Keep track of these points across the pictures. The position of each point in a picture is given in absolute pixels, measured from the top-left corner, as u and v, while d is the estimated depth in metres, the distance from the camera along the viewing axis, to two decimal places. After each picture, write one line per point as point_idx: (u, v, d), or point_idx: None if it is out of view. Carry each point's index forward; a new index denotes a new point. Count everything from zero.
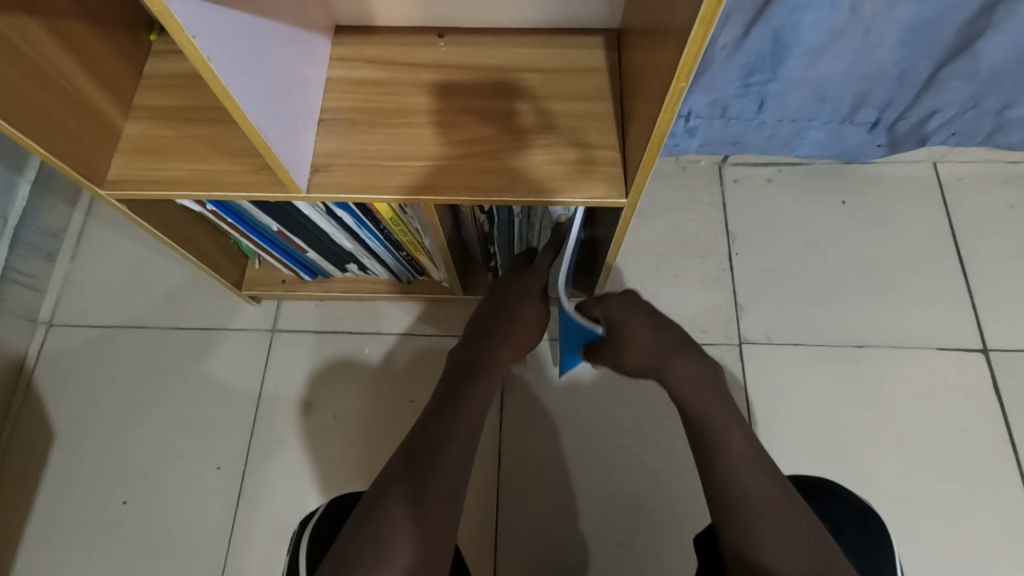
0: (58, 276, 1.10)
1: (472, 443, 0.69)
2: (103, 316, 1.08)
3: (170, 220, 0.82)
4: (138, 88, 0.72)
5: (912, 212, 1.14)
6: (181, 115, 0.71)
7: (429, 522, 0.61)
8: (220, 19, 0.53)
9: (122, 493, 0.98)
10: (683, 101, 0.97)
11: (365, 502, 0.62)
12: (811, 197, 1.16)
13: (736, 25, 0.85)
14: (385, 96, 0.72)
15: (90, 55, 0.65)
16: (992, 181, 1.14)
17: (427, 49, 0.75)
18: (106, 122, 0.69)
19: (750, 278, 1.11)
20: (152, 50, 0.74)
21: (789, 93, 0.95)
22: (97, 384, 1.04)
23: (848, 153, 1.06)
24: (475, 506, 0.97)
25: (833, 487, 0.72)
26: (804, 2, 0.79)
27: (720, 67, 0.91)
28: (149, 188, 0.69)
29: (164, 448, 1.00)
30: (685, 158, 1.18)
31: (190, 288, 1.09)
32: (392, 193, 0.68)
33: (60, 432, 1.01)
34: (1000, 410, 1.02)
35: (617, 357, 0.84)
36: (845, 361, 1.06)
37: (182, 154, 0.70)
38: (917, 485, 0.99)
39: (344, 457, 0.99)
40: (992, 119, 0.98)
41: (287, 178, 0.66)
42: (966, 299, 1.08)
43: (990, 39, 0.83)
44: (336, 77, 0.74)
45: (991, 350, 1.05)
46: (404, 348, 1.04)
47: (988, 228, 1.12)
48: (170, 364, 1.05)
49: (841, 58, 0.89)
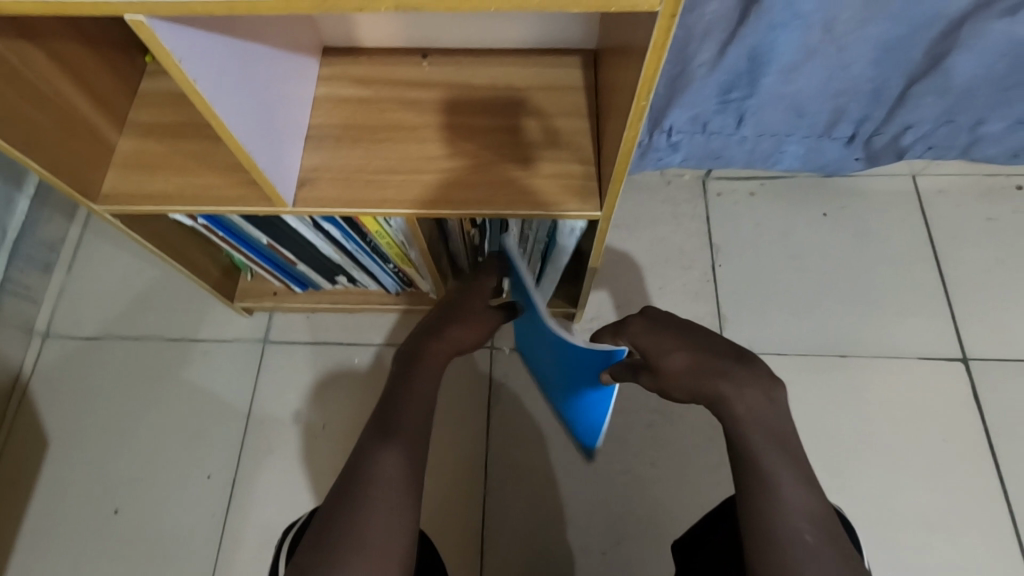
0: (56, 288, 1.13)
1: (417, 434, 0.67)
2: (98, 327, 1.10)
3: (164, 234, 0.85)
4: (132, 107, 0.75)
5: (893, 223, 1.16)
6: (173, 134, 0.73)
7: (378, 525, 0.59)
8: (218, 45, 0.55)
9: (115, 500, 1.00)
10: (664, 117, 0.99)
11: (317, 517, 0.61)
12: (793, 209, 1.18)
13: (712, 44, 0.87)
14: (370, 114, 0.74)
15: (87, 76, 0.68)
16: (971, 193, 1.16)
17: (411, 68, 0.77)
18: (101, 140, 0.71)
19: (733, 289, 1.13)
20: (146, 71, 0.77)
21: (767, 109, 0.97)
22: (92, 394, 1.06)
23: (827, 166, 1.09)
24: (461, 514, 0.99)
25: None
26: (776, 23, 0.82)
27: (699, 85, 0.93)
28: (141, 204, 0.71)
29: (157, 456, 1.02)
30: (670, 172, 1.20)
31: (184, 299, 1.12)
32: (372, 206, 0.70)
33: (56, 441, 1.04)
34: (979, 419, 1.03)
35: (659, 388, 0.71)
36: (827, 370, 1.08)
37: (172, 171, 0.72)
38: (897, 493, 1.00)
39: (333, 466, 1.01)
40: (966, 134, 1.00)
41: (274, 195, 0.68)
42: (946, 309, 1.10)
43: (959, 56, 0.86)
44: (322, 97, 0.76)
45: (971, 359, 1.07)
46: (393, 358, 1.06)
47: (967, 240, 1.14)
48: (164, 374, 1.07)
49: (815, 75, 0.91)
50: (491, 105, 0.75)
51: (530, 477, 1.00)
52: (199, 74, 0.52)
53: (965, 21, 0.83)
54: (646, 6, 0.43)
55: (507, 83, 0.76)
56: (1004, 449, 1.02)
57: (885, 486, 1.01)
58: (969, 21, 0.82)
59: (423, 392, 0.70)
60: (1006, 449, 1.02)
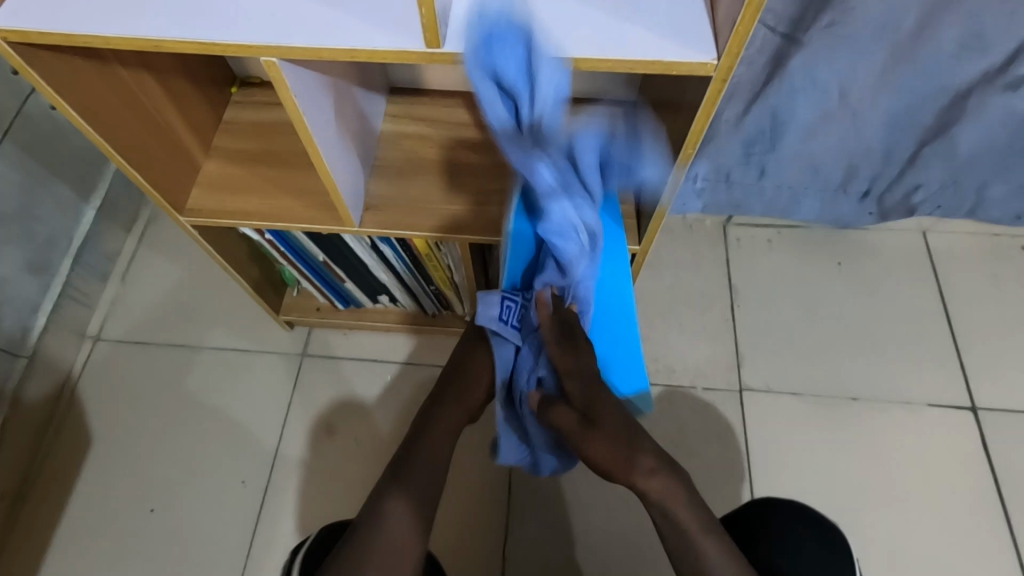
0: (109, 295, 1.19)
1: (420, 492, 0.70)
2: (147, 334, 1.16)
3: (229, 247, 0.92)
4: (217, 133, 0.83)
5: (904, 276, 1.22)
6: (254, 158, 0.82)
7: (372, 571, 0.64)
8: (318, 83, 0.62)
9: (151, 501, 1.04)
10: (691, 165, 1.07)
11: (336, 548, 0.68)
12: (808, 258, 1.24)
13: (738, 103, 0.96)
14: (429, 149, 0.82)
15: (187, 103, 0.76)
16: (978, 252, 1.23)
17: (469, 110, 0.85)
18: (191, 161, 0.79)
19: (751, 330, 1.18)
20: (231, 100, 0.86)
21: (787, 164, 1.05)
22: (137, 397, 1.11)
23: (841, 220, 1.16)
24: (482, 533, 1.02)
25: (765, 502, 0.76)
26: (797, 88, 0.91)
27: (725, 138, 1.01)
28: (221, 218, 0.79)
29: (193, 461, 1.07)
30: (692, 218, 1.27)
31: (230, 311, 1.18)
32: (431, 231, 0.77)
33: (100, 440, 1.08)
34: (988, 467, 1.07)
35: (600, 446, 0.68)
36: (841, 412, 1.12)
37: (251, 192, 0.80)
38: (909, 537, 1.03)
39: (361, 478, 1.05)
40: (972, 196, 1.08)
41: (346, 215, 0.75)
42: (955, 359, 1.15)
43: (965, 126, 0.95)
44: (388, 132, 0.84)
45: (980, 409, 1.11)
46: (423, 377, 1.12)
47: (974, 294, 1.20)
48: (206, 382, 1.13)
49: (832, 135, 0.99)
50: None
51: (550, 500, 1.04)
52: (306, 106, 0.59)
53: (969, 94, 0.91)
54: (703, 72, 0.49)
55: None
56: (1014, 499, 1.05)
57: (897, 530, 1.04)
58: (974, 93, 0.90)
59: (431, 452, 0.72)
60: (1015, 499, 1.04)
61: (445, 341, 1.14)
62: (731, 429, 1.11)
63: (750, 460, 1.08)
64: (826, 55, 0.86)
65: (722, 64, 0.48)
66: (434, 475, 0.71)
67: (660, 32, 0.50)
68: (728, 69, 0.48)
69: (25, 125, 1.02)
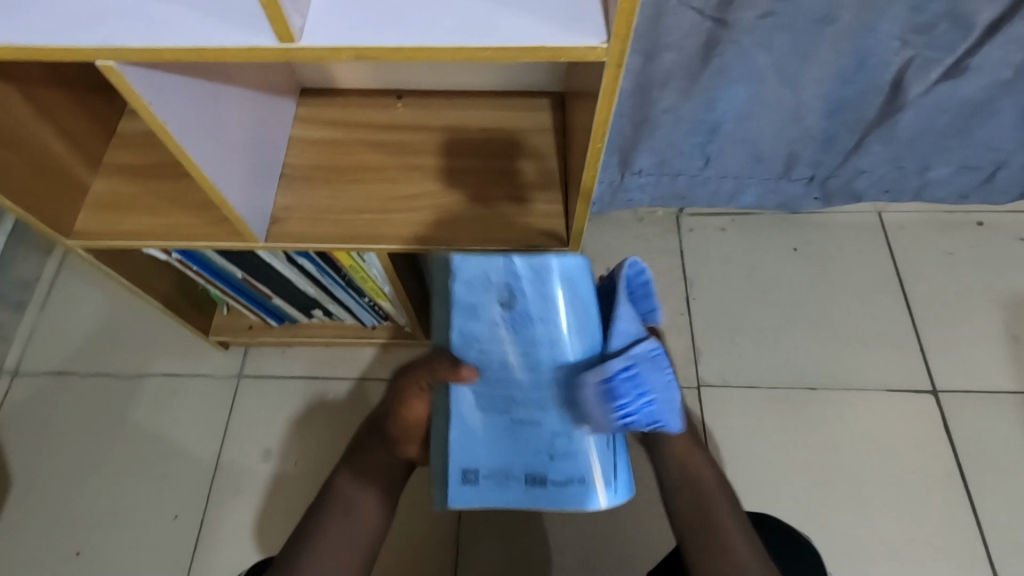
0: (27, 324, 1.12)
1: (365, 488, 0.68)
2: (67, 363, 1.09)
3: (135, 268, 0.85)
4: (108, 147, 0.77)
5: (858, 258, 1.19)
6: (148, 172, 0.75)
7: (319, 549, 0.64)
8: (188, 90, 0.56)
9: (77, 543, 0.97)
10: (634, 159, 1.03)
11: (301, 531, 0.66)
12: (762, 245, 1.21)
13: (676, 91, 0.90)
14: (343, 153, 0.76)
15: (63, 118, 0.69)
16: (931, 229, 1.21)
17: (385, 110, 0.79)
18: (76, 178, 0.72)
19: (707, 322, 1.15)
20: (125, 111, 0.79)
21: (729, 152, 1.01)
22: (58, 432, 1.04)
23: (787, 205, 1.12)
24: (434, 554, 0.97)
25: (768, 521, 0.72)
26: (733, 73, 0.87)
27: (665, 130, 0.96)
28: (113, 240, 0.72)
29: (121, 496, 1.00)
30: (642, 210, 1.23)
31: (159, 335, 1.11)
32: (343, 242, 0.72)
33: (19, 482, 1.01)
34: (950, 449, 1.04)
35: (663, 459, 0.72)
36: (801, 403, 1.08)
37: (145, 209, 0.73)
38: (873, 527, 1.00)
39: (303, 506, 0.99)
40: (917, 178, 1.05)
41: (245, 230, 0.69)
42: (913, 341, 1.12)
43: (907, 112, 0.92)
44: (297, 137, 0.78)
45: (940, 391, 1.08)
46: (365, 392, 1.06)
47: (930, 273, 1.17)
48: (132, 412, 1.06)
49: (772, 121, 0.95)
50: (459, 145, 0.76)
51: (508, 513, 0.99)
52: (169, 113, 0.53)
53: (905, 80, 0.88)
54: (593, 57, 0.44)
55: (478, 124, 0.78)
56: (977, 481, 1.02)
57: (861, 521, 1.01)
58: (908, 82, 0.88)
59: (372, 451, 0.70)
60: (977, 483, 1.02)
61: (389, 354, 1.08)
62: (691, 426, 1.07)
63: (711, 457, 1.05)
64: (760, 38, 0.82)
65: (613, 48, 0.43)
66: (380, 488, 0.68)
67: (544, 15, 0.45)
68: (619, 53, 0.44)
69: None
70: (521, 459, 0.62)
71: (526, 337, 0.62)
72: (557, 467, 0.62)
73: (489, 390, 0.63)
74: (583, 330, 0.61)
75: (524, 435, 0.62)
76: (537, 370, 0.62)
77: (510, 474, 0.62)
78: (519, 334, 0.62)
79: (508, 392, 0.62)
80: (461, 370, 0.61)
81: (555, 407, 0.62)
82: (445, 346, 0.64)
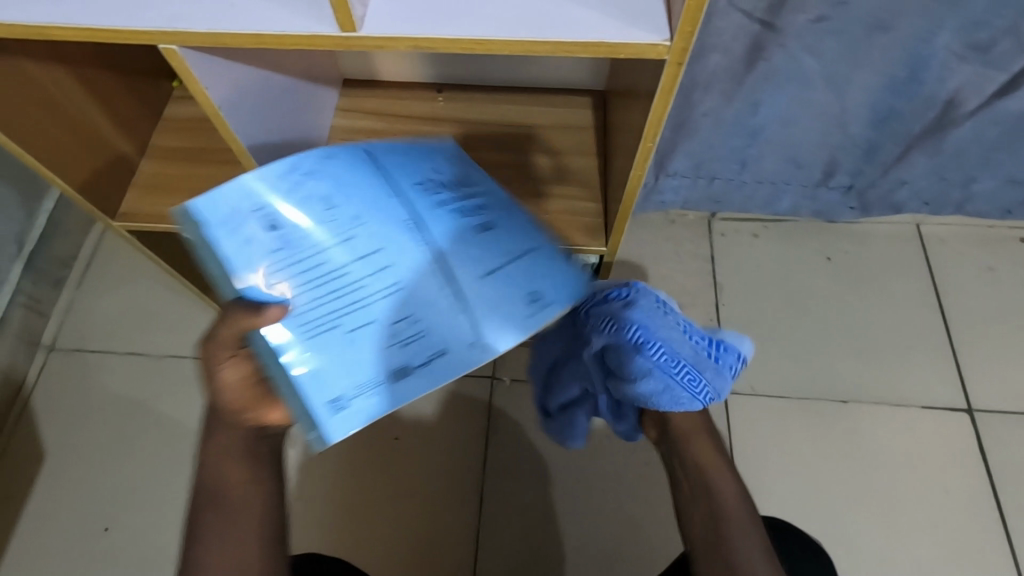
0: (64, 301, 1.14)
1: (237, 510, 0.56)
2: (101, 342, 1.11)
3: (174, 251, 0.87)
4: (155, 129, 0.78)
5: (894, 270, 1.17)
6: (193, 156, 0.76)
7: None
8: (242, 76, 0.56)
9: (105, 518, 0.99)
10: (669, 161, 1.02)
11: None
12: (795, 253, 1.19)
13: (718, 94, 0.88)
14: (383, 145, 0.76)
15: (112, 100, 0.71)
16: (971, 243, 1.18)
17: (426, 103, 0.79)
18: (124, 159, 0.74)
19: (736, 329, 1.13)
20: (172, 95, 0.80)
21: (768, 157, 1.00)
22: (91, 409, 1.06)
23: (823, 213, 1.10)
24: (453, 548, 0.96)
25: (787, 525, 0.72)
26: (778, 76, 0.85)
27: (703, 132, 0.95)
28: (157, 222, 0.73)
29: (148, 475, 1.02)
30: (674, 212, 1.22)
31: (190, 318, 1.13)
32: None
33: (52, 455, 1.03)
34: (984, 470, 1.02)
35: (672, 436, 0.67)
36: (830, 415, 1.06)
37: (189, 193, 0.74)
38: (901, 545, 0.98)
39: (325, 494, 0.99)
40: (961, 191, 1.03)
41: None
42: (949, 357, 1.10)
43: (958, 125, 0.90)
44: (338, 127, 0.78)
45: (975, 409, 1.06)
46: None
47: (968, 288, 1.15)
48: (163, 392, 1.07)
49: (815, 127, 0.93)
50: (499, 140, 0.76)
51: (528, 511, 0.98)
52: (223, 98, 0.54)
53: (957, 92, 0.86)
54: (654, 54, 0.44)
55: (519, 120, 0.77)
56: (1011, 504, 1.00)
57: (888, 538, 0.99)
58: (959, 93, 0.86)
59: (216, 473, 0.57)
60: (1011, 505, 0.99)
61: None
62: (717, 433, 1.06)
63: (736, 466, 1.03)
64: (808, 42, 0.80)
65: (675, 45, 0.43)
66: (250, 504, 0.57)
67: (607, 10, 0.44)
68: (681, 50, 0.43)
69: None
70: (404, 362, 0.48)
71: (319, 239, 0.47)
72: (419, 352, 0.49)
73: (319, 310, 0.47)
74: (378, 189, 0.50)
75: (402, 345, 0.48)
76: (367, 256, 0.48)
77: (408, 372, 0.48)
78: (309, 236, 0.48)
79: (346, 293, 0.47)
80: (266, 310, 0.46)
81: (396, 289, 0.48)
82: (235, 297, 0.47)
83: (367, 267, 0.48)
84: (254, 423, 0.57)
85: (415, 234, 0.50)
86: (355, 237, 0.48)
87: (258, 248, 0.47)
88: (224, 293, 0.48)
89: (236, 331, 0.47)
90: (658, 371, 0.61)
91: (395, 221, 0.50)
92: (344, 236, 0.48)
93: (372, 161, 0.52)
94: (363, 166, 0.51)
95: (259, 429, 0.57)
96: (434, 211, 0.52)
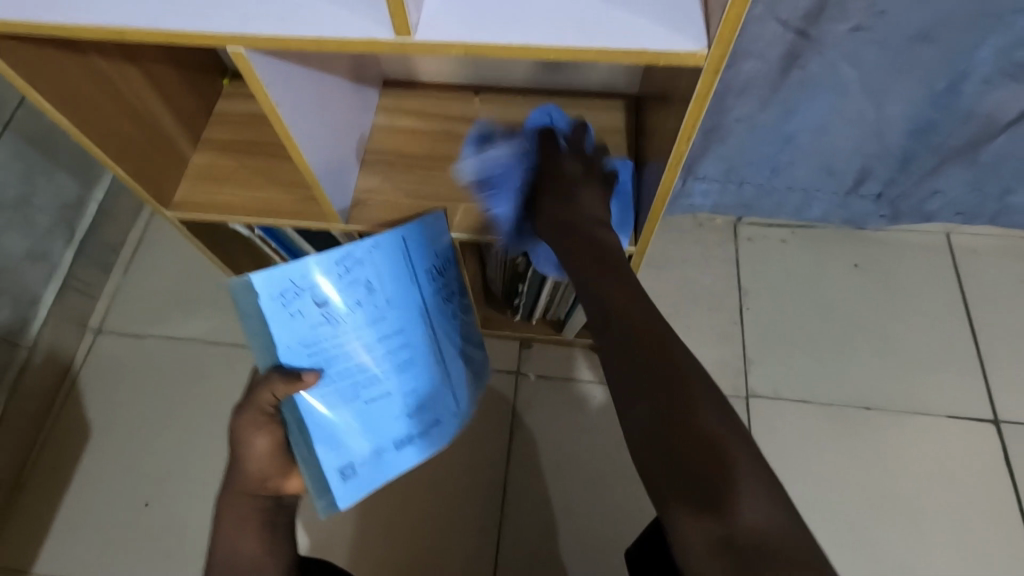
0: (112, 286, 1.20)
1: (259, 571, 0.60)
2: (145, 326, 1.16)
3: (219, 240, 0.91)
4: (206, 125, 0.82)
5: (923, 278, 1.16)
6: (242, 150, 0.80)
7: None
8: (295, 75, 0.60)
9: (146, 495, 1.04)
10: (699, 165, 1.03)
11: None
12: (822, 259, 1.19)
13: (751, 100, 0.90)
14: (422, 143, 0.79)
15: (170, 95, 0.75)
16: (1003, 254, 1.17)
17: (464, 104, 0.82)
18: (178, 153, 0.78)
19: (760, 333, 1.14)
20: (224, 92, 0.84)
21: (798, 164, 1.00)
22: (135, 390, 1.12)
23: (851, 220, 1.11)
24: (475, 538, 0.99)
25: None
26: (811, 84, 0.86)
27: (734, 138, 0.96)
28: (208, 212, 0.77)
29: (187, 455, 1.07)
30: (701, 216, 1.23)
31: (228, 305, 1.17)
32: None
33: (98, 432, 1.09)
34: (1009, 482, 1.01)
35: None
36: (854, 423, 1.07)
37: (238, 185, 0.78)
38: (922, 554, 0.98)
39: None
40: (993, 202, 1.03)
41: (330, 209, 0.72)
42: (978, 368, 1.09)
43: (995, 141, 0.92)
44: (379, 125, 0.81)
45: (1002, 421, 1.05)
46: None
47: (999, 299, 1.14)
48: (202, 376, 1.12)
49: (847, 135, 0.94)
50: None
51: (549, 504, 1.01)
52: (280, 96, 0.57)
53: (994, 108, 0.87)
54: (693, 62, 0.46)
55: None
56: None
57: (909, 546, 0.99)
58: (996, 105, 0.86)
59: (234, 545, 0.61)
60: None
61: None
62: None
63: None
64: (844, 52, 0.81)
65: (715, 53, 0.45)
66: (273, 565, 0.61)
67: (648, 19, 0.46)
68: (719, 58, 0.45)
69: (27, 117, 1.03)
70: (386, 433, 0.66)
71: (350, 330, 0.64)
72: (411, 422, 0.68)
73: (337, 385, 0.63)
74: (409, 290, 0.68)
75: (382, 412, 0.66)
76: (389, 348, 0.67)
77: (382, 449, 0.65)
78: (346, 324, 0.63)
79: (362, 377, 0.65)
80: (303, 378, 0.59)
81: (399, 375, 0.68)
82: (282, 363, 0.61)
83: (385, 357, 0.67)
84: (273, 490, 0.63)
85: (419, 324, 0.69)
86: (382, 326, 0.66)
87: (301, 322, 0.61)
88: (259, 354, 0.62)
89: (281, 396, 0.59)
90: (588, 197, 0.68)
91: (411, 321, 0.69)
92: (376, 330, 0.66)
93: (405, 247, 0.67)
94: (405, 270, 0.67)
95: (275, 498, 0.64)
96: (433, 310, 0.71)
